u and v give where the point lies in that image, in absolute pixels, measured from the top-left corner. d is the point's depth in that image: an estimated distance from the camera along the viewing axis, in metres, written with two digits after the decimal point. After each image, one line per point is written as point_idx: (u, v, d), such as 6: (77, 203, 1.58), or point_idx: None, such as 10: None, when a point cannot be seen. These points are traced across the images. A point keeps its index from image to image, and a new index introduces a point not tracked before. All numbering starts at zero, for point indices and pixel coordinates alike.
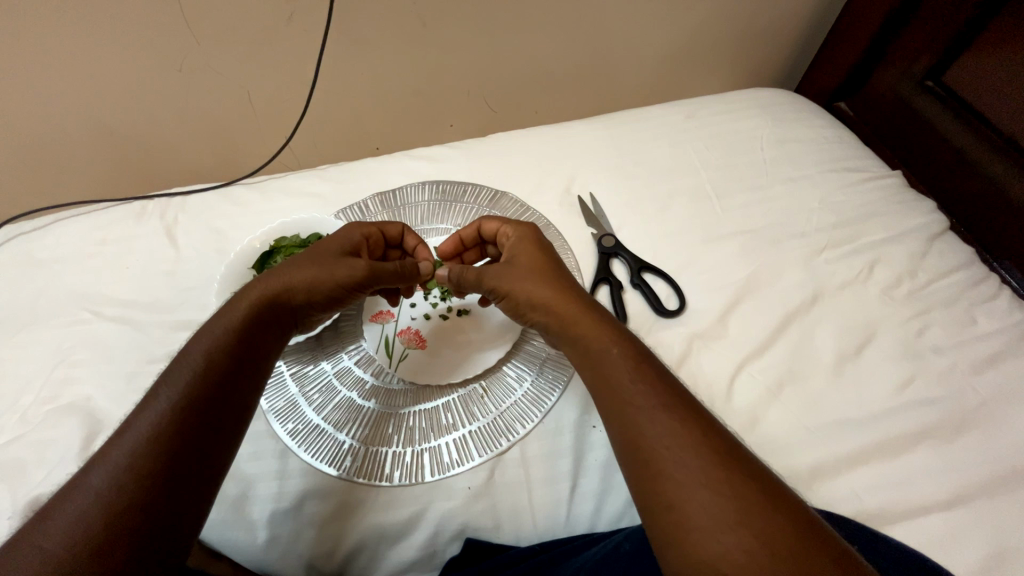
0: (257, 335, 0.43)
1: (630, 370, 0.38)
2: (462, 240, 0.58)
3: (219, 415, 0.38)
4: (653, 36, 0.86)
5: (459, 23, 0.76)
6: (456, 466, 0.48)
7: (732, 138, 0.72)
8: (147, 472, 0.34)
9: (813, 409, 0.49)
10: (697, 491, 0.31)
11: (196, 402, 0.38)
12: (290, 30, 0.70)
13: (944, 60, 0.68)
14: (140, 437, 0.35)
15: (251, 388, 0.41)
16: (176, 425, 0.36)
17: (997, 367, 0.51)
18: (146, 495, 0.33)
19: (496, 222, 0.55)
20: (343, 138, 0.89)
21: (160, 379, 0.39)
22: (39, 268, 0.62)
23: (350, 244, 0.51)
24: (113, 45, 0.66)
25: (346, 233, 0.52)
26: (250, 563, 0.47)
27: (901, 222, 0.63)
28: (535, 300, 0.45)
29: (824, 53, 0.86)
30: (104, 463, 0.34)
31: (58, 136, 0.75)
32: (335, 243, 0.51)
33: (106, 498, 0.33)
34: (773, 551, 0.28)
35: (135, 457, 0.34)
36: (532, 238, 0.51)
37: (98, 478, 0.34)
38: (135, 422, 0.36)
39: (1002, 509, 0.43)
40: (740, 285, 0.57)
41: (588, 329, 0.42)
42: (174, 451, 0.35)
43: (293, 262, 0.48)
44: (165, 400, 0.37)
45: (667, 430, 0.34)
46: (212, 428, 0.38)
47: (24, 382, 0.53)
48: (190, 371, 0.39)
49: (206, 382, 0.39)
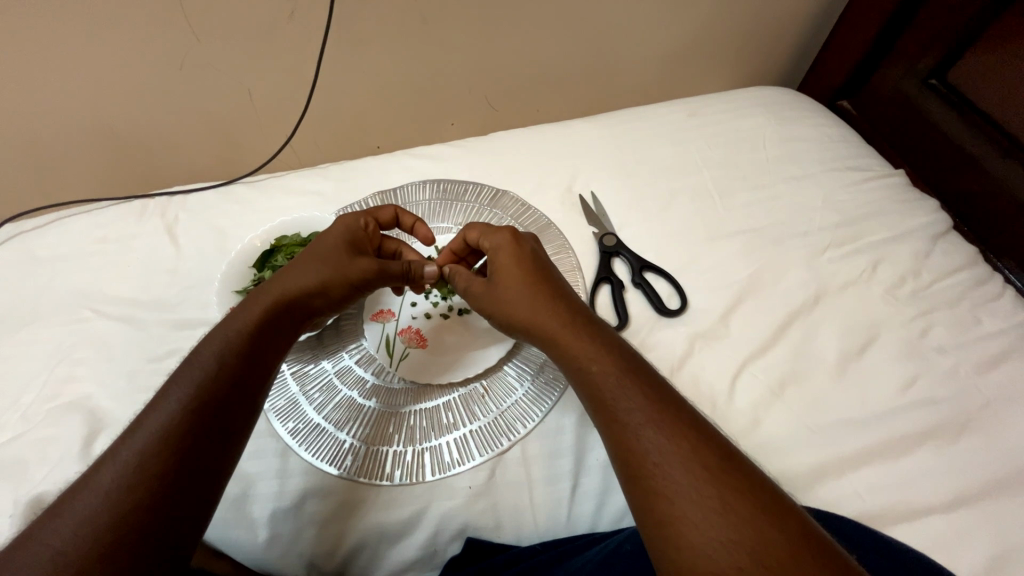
0: (267, 336, 0.43)
1: (614, 385, 0.38)
2: (453, 251, 0.57)
3: (230, 417, 0.38)
4: (655, 34, 0.85)
5: (460, 21, 0.75)
6: (456, 465, 0.48)
7: (734, 137, 0.72)
8: (156, 472, 0.34)
9: (816, 409, 0.49)
10: (686, 508, 0.31)
11: (206, 404, 0.37)
12: (290, 29, 0.69)
13: (948, 58, 0.67)
14: (149, 439, 0.35)
15: (260, 389, 0.41)
16: (184, 427, 0.36)
17: (1000, 367, 0.51)
18: (154, 497, 0.33)
19: (476, 230, 0.52)
20: (344, 136, 0.89)
21: (170, 380, 0.39)
22: (39, 266, 0.62)
23: (354, 237, 0.51)
24: (113, 44, 0.66)
25: (344, 226, 0.51)
26: (250, 561, 0.47)
27: (903, 222, 0.63)
28: (522, 312, 0.45)
29: (826, 51, 0.86)
30: (111, 463, 0.34)
31: (59, 134, 0.75)
32: (337, 237, 0.50)
33: (114, 497, 0.33)
34: (765, 564, 0.28)
35: (145, 458, 0.34)
36: (510, 247, 0.48)
37: (107, 477, 0.34)
38: (143, 424, 0.36)
39: (1004, 510, 0.43)
40: (742, 284, 0.57)
41: (578, 344, 0.41)
42: (182, 453, 0.35)
43: (300, 262, 0.48)
44: (173, 402, 0.37)
45: (655, 447, 0.34)
46: (221, 429, 0.38)
47: (24, 381, 0.53)
48: (201, 374, 0.39)
49: (216, 384, 0.39)
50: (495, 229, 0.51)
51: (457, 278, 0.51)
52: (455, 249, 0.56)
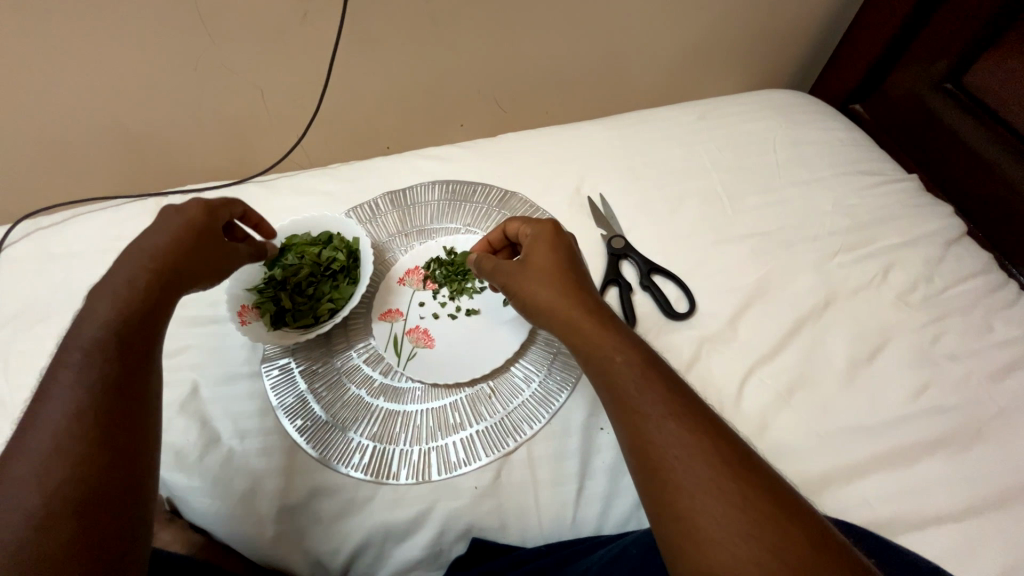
0: (144, 319, 0.41)
1: (637, 378, 0.38)
2: (490, 242, 0.57)
3: (129, 381, 0.38)
4: (666, 36, 0.85)
5: (471, 23, 0.76)
6: (462, 465, 0.48)
7: (744, 140, 0.71)
8: (74, 446, 0.34)
9: (826, 415, 0.49)
10: (706, 503, 0.31)
11: (99, 374, 0.37)
12: (302, 30, 0.70)
13: (963, 61, 0.67)
14: (54, 421, 0.35)
15: (152, 351, 0.41)
16: (83, 403, 0.36)
17: (1013, 376, 0.50)
18: (76, 467, 0.33)
19: (517, 222, 0.53)
20: (355, 137, 0.90)
21: (51, 371, 0.38)
22: (54, 262, 0.63)
23: (206, 217, 0.49)
24: (129, 44, 0.67)
25: (201, 203, 0.50)
26: (256, 557, 0.47)
27: (916, 227, 0.62)
28: (541, 303, 0.46)
29: (838, 54, 0.85)
30: (22, 453, 0.34)
31: (76, 133, 0.76)
32: (171, 212, 0.48)
33: (37, 477, 0.32)
34: (786, 561, 0.28)
35: (60, 437, 0.34)
36: (551, 237, 0.50)
37: (20, 465, 0.33)
38: (42, 411, 0.35)
39: (1017, 521, 0.43)
40: (751, 287, 0.57)
41: (595, 334, 0.41)
42: (95, 422, 0.35)
43: (137, 251, 0.45)
44: (61, 389, 0.36)
45: (674, 438, 0.34)
46: (124, 395, 0.37)
47: (38, 375, 0.53)
48: (82, 351, 0.38)
49: (108, 356, 0.38)
50: (538, 219, 0.52)
51: (485, 262, 0.52)
52: (491, 240, 0.57)
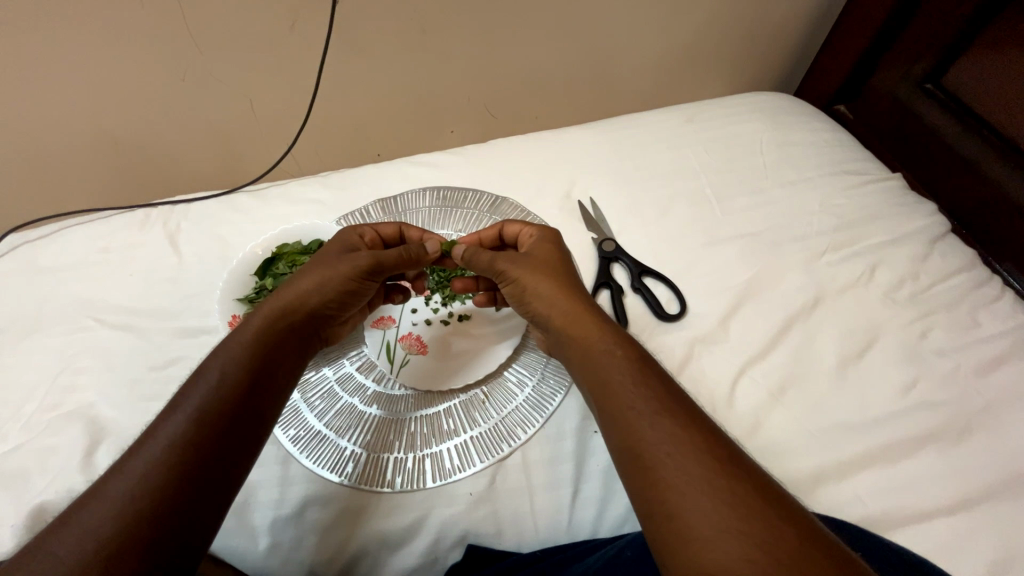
0: (268, 365, 0.42)
1: (632, 378, 0.38)
2: (481, 239, 0.58)
3: (237, 439, 0.37)
4: (652, 40, 0.86)
5: (459, 29, 0.76)
6: (457, 471, 0.48)
7: (731, 142, 0.72)
8: (166, 481, 0.33)
9: (817, 412, 0.49)
10: (699, 500, 0.31)
11: (212, 419, 0.37)
12: (290, 38, 0.70)
13: (943, 62, 0.68)
14: (165, 444, 0.35)
15: (265, 411, 0.40)
16: (189, 446, 0.35)
17: (1000, 369, 0.51)
18: (161, 512, 0.32)
19: (517, 225, 0.56)
20: (345, 145, 0.90)
21: (179, 394, 0.38)
22: (41, 276, 0.62)
23: (347, 246, 0.53)
24: (115, 55, 0.66)
25: (342, 238, 0.53)
26: (249, 570, 0.46)
27: (902, 224, 0.63)
28: (541, 296, 0.47)
29: (823, 56, 0.86)
30: (119, 476, 0.33)
31: (62, 146, 0.76)
32: (331, 243, 0.53)
33: (120, 510, 0.32)
34: (777, 558, 0.28)
35: (157, 466, 0.34)
36: (551, 241, 0.53)
37: (115, 488, 0.33)
38: (154, 434, 0.35)
39: (1005, 512, 0.43)
40: (741, 288, 0.57)
41: (596, 335, 0.43)
42: (190, 468, 0.34)
43: (298, 275, 0.49)
44: (185, 410, 0.37)
45: (668, 437, 0.34)
46: (233, 434, 0.37)
47: (27, 390, 0.53)
48: (212, 383, 0.39)
49: (233, 389, 0.39)
50: (540, 226, 0.56)
51: (478, 257, 0.52)
52: (484, 240, 0.58)
